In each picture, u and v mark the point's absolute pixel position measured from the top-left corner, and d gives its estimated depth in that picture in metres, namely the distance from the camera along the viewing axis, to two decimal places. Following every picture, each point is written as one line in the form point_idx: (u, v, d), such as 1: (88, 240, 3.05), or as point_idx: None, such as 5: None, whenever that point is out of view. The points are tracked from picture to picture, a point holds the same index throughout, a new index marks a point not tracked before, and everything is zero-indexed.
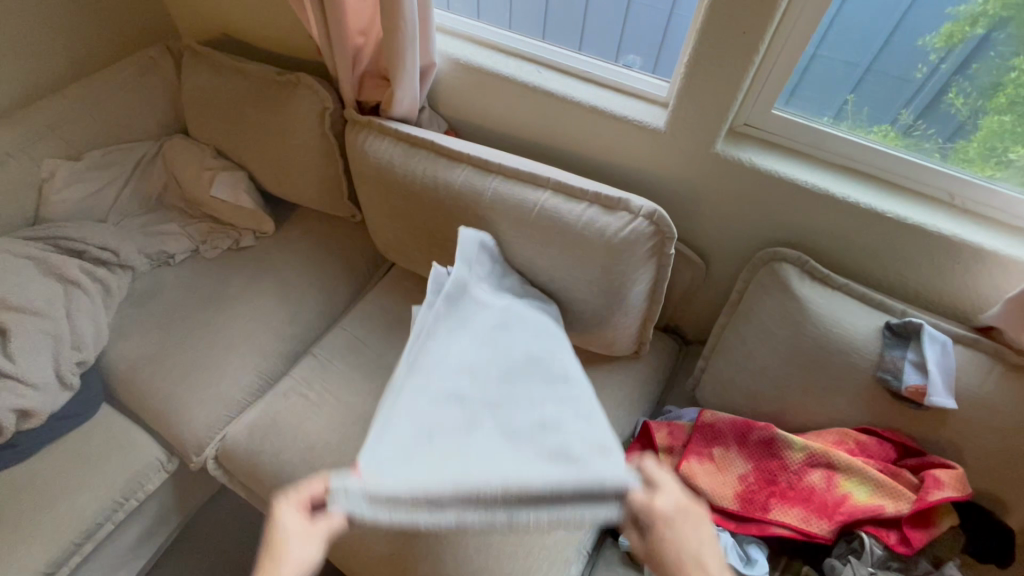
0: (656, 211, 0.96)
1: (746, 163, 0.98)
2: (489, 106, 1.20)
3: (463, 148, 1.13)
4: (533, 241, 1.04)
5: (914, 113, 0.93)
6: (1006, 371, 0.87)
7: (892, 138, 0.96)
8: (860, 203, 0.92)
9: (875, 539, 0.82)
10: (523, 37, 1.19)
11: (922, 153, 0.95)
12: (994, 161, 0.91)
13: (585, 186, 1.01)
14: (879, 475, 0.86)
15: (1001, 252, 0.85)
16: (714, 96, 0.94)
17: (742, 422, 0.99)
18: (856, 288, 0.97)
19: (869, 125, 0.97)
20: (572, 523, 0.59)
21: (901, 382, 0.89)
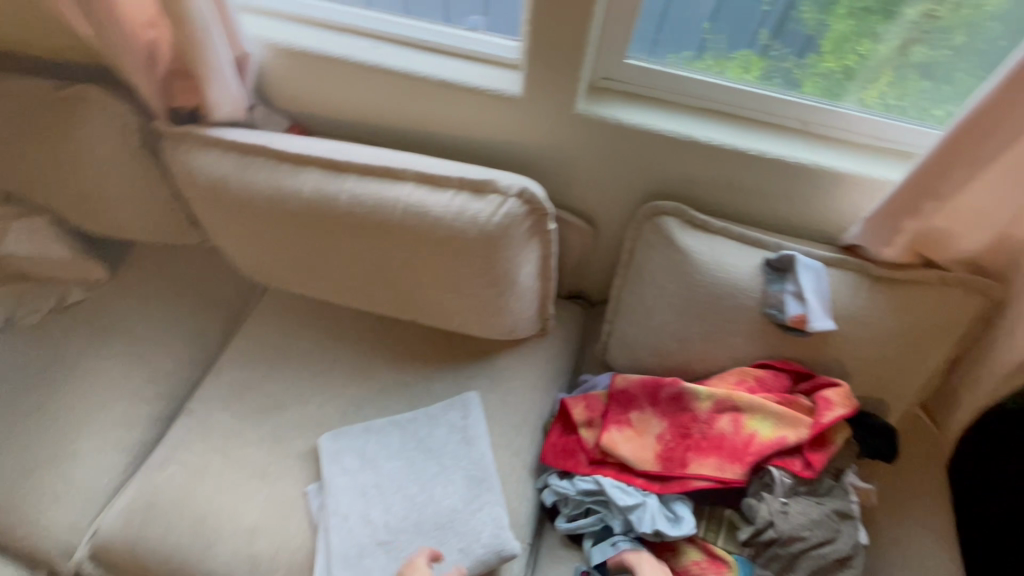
0: (527, 188, 0.89)
1: (611, 121, 0.93)
2: (328, 93, 1.05)
3: (306, 148, 0.98)
4: (404, 242, 0.95)
5: (770, 34, 0.90)
6: (872, 284, 0.92)
7: (751, 65, 0.93)
8: (724, 144, 0.91)
9: (783, 470, 0.86)
10: (349, 8, 1.03)
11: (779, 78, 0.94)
12: (840, 85, 0.92)
13: (446, 172, 0.92)
14: (778, 406, 0.90)
15: (854, 172, 0.88)
16: (566, 53, 0.86)
17: (652, 382, 1.00)
18: (733, 230, 0.97)
19: (730, 53, 0.93)
20: (450, 401, 1.07)
21: (784, 314, 0.91)
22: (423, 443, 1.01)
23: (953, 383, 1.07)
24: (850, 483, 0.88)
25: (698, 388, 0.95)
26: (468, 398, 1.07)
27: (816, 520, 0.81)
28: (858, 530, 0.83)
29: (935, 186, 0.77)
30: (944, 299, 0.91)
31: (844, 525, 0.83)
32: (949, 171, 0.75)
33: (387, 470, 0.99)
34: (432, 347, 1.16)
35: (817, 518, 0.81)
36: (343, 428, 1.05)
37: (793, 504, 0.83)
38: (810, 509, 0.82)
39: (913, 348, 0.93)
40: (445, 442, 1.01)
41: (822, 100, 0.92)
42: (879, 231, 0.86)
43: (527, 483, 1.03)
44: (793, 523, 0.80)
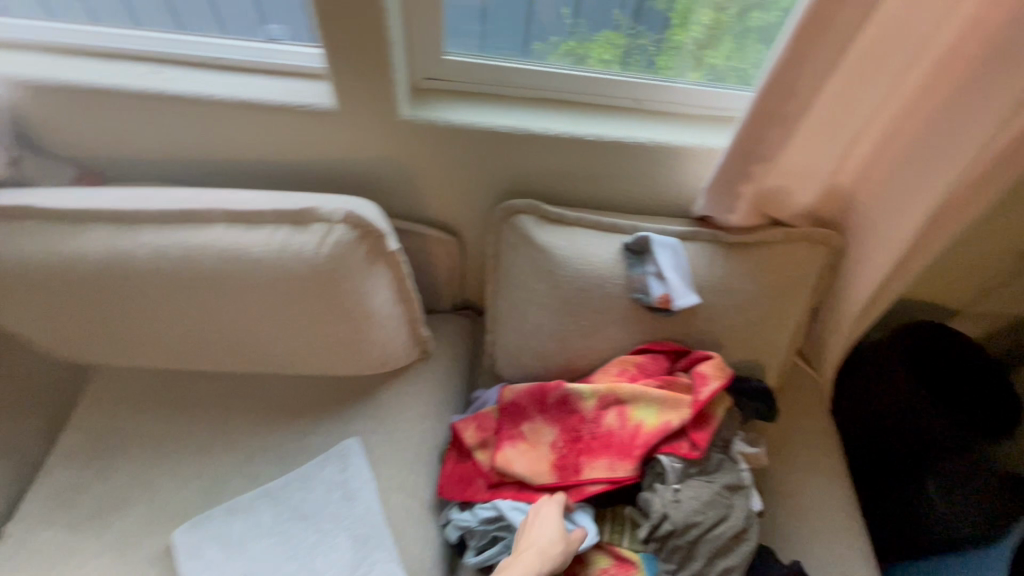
0: (353, 210, 0.79)
1: (440, 123, 0.86)
2: (114, 132, 0.89)
3: (88, 202, 0.82)
4: (228, 292, 0.82)
5: (630, 18, 0.86)
6: (726, 252, 0.93)
7: (614, 47, 0.88)
8: (559, 133, 0.87)
9: (672, 456, 0.84)
10: (120, 29, 0.88)
11: (643, 58, 0.89)
12: (672, 58, 0.89)
13: (257, 204, 0.80)
14: (660, 391, 0.88)
15: (689, 145, 0.87)
16: (369, 57, 0.77)
17: (538, 388, 0.95)
18: (589, 219, 0.94)
19: (588, 34, 0.88)
20: (328, 453, 0.97)
21: (650, 297, 0.90)
22: (299, 510, 0.91)
23: (816, 329, 1.11)
24: (736, 453, 0.88)
25: (583, 386, 0.92)
26: (348, 445, 0.98)
27: (707, 502, 0.80)
28: (748, 499, 0.83)
29: (758, 149, 0.76)
30: (792, 255, 0.94)
31: (734, 498, 0.83)
32: (765, 132, 0.74)
33: (258, 550, 0.88)
34: (302, 397, 1.04)
35: (708, 498, 0.80)
36: (202, 511, 0.92)
37: (685, 489, 0.81)
38: (700, 491, 0.81)
39: (774, 306, 0.95)
40: (324, 503, 0.92)
41: (653, 76, 0.90)
42: (720, 199, 0.86)
43: (428, 522, 0.94)
44: (686, 510, 0.79)
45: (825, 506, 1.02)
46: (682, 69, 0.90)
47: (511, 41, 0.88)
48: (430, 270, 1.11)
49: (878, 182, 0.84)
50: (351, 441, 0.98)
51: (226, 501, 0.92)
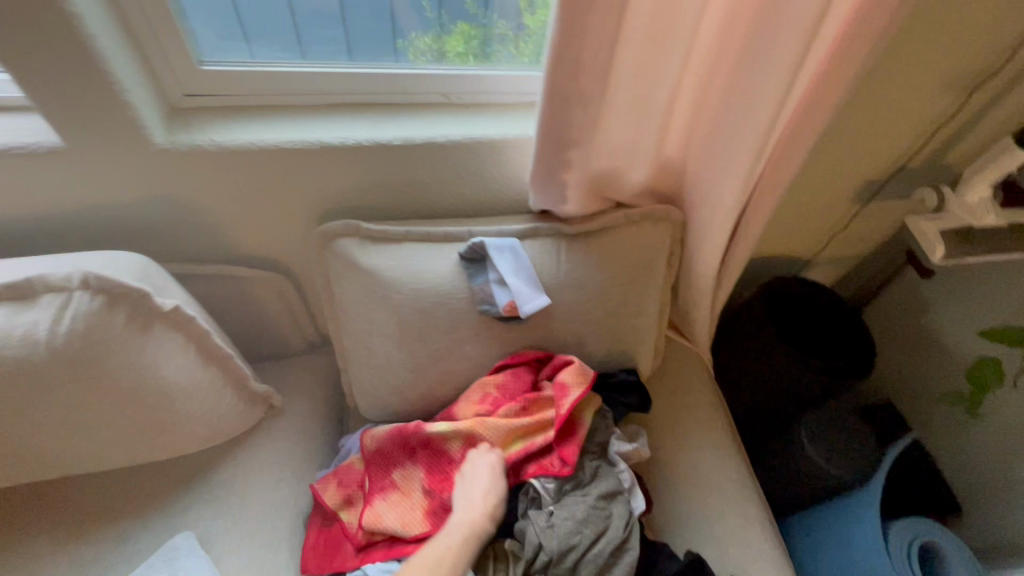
0: (89, 273, 0.66)
1: (206, 146, 0.71)
2: None
3: None
4: None
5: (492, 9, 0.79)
6: (569, 245, 0.87)
7: (469, 41, 0.82)
8: (361, 141, 0.76)
9: (543, 478, 0.78)
10: None
11: (496, 50, 0.83)
12: (487, 47, 0.83)
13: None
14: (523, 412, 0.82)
15: (507, 137, 0.80)
16: (80, 81, 0.61)
17: (398, 431, 0.84)
18: (418, 232, 0.84)
19: (445, 25, 0.80)
20: (151, 558, 0.79)
21: (496, 307, 0.82)
22: None
23: (680, 304, 1.10)
24: (613, 454, 0.84)
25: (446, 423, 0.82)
26: (178, 541, 0.81)
27: (583, 519, 0.75)
28: (629, 503, 0.79)
29: (568, 135, 0.70)
30: (639, 236, 0.90)
31: (613, 506, 0.78)
32: (567, 117, 0.68)
33: None
34: (115, 497, 0.85)
35: (584, 515, 0.75)
36: None
37: (560, 510, 0.76)
38: (575, 508, 0.76)
39: (629, 292, 0.91)
40: None
41: (469, 65, 0.83)
42: (547, 191, 0.80)
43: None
44: (561, 534, 0.73)
45: (715, 480, 1.03)
46: (501, 54, 0.84)
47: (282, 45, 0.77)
48: (262, 314, 0.96)
49: (699, 153, 0.81)
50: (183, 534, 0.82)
51: None
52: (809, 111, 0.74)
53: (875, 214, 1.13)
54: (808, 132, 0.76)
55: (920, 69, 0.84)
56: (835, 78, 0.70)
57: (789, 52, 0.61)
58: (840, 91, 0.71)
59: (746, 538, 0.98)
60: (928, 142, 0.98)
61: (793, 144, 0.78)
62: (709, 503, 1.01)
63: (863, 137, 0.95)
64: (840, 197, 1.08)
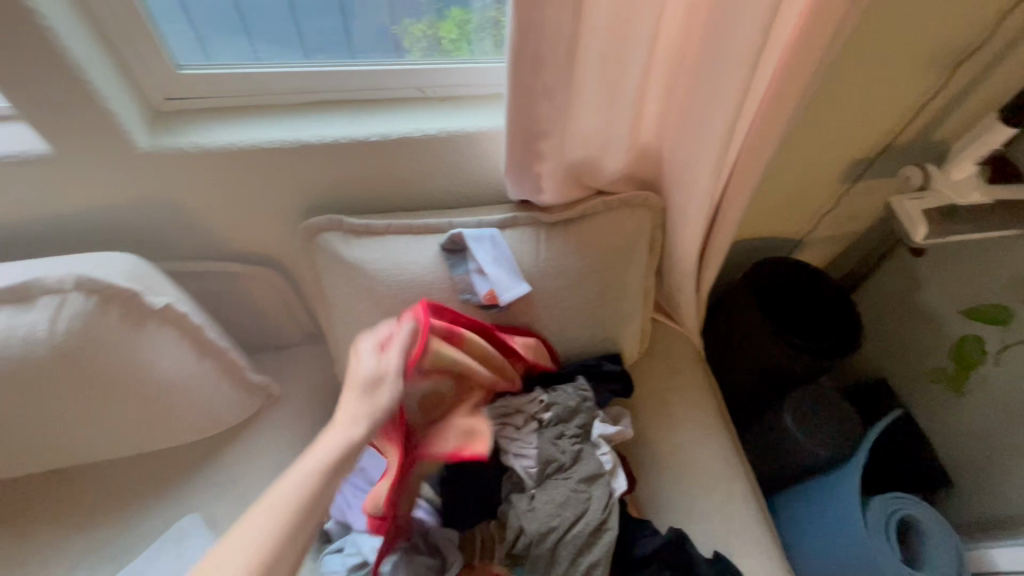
0: (80, 274, 0.69)
1: (187, 148, 0.73)
2: None
3: None
4: None
5: None
6: (548, 233, 0.89)
7: (458, 27, 0.82)
8: (337, 138, 0.78)
9: (524, 460, 0.81)
10: None
11: (486, 34, 0.82)
12: (466, 40, 0.83)
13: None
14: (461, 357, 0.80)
15: (483, 129, 0.81)
16: (61, 90, 0.64)
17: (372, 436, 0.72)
18: (400, 224, 0.86)
19: (441, 10, 0.80)
20: (159, 540, 0.85)
21: (476, 295, 0.84)
22: None
23: (666, 288, 1.11)
24: (597, 437, 0.85)
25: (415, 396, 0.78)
26: (184, 524, 0.86)
27: (562, 502, 0.78)
28: (609, 486, 0.82)
29: (537, 127, 0.73)
30: (618, 222, 0.91)
31: (593, 489, 0.81)
32: (533, 106, 0.69)
33: None
34: (124, 483, 0.90)
35: (563, 499, 0.78)
36: None
37: (541, 494, 0.79)
38: (554, 494, 0.79)
39: (610, 277, 0.93)
40: None
41: (448, 59, 0.84)
42: (522, 180, 0.82)
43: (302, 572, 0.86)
44: (541, 518, 0.77)
45: (701, 458, 1.05)
46: (481, 47, 0.84)
47: (260, 45, 0.78)
48: (257, 308, 1.00)
49: (673, 138, 0.82)
50: (190, 517, 0.87)
51: None
52: (778, 94, 0.75)
53: (864, 193, 1.12)
54: (778, 114, 0.76)
55: (897, 45, 0.84)
56: (801, 59, 0.70)
57: (747, 37, 0.62)
58: (806, 74, 0.71)
59: (730, 514, 1.01)
60: (912, 119, 0.97)
61: (764, 128, 0.79)
62: (695, 481, 1.03)
63: (843, 116, 0.94)
64: (826, 176, 1.07)
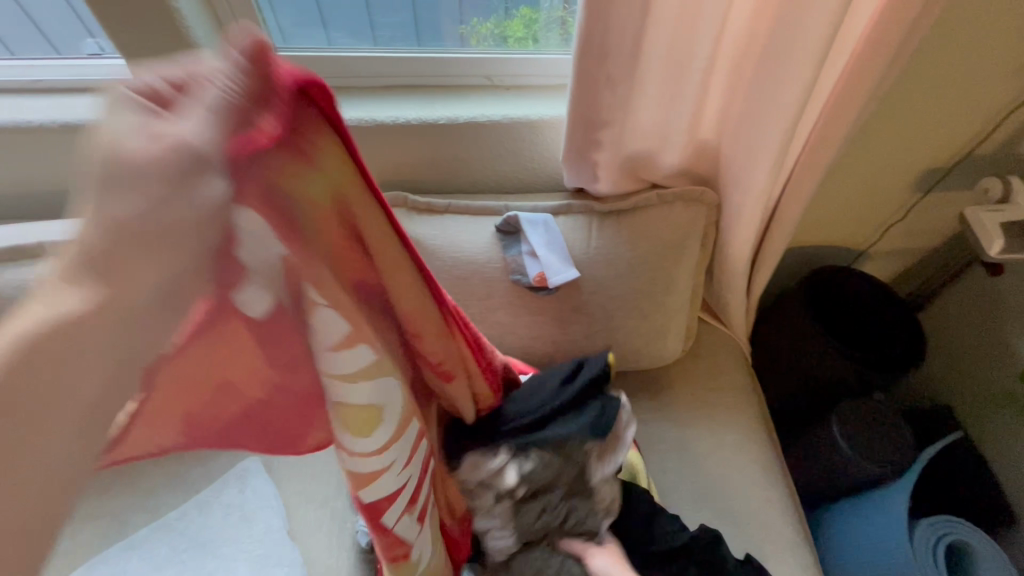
0: None
1: None
2: None
3: None
4: None
5: None
6: (601, 222, 0.92)
7: (525, 23, 0.88)
8: (409, 119, 0.84)
9: (495, 542, 0.73)
10: None
11: (551, 29, 0.88)
12: (534, 34, 0.89)
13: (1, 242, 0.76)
14: (372, 263, 0.46)
15: (544, 117, 0.85)
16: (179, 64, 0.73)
17: (254, 401, 0.49)
18: (460, 205, 0.91)
19: (509, 10, 0.87)
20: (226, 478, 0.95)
21: (527, 276, 0.89)
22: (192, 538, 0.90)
23: (716, 288, 1.11)
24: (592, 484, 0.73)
25: (404, 447, 0.54)
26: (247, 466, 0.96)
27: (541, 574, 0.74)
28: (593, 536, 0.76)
29: (597, 116, 0.76)
30: (671, 216, 0.92)
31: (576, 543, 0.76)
32: (595, 95, 0.73)
33: None
34: None
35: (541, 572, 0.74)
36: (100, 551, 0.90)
37: (518, 564, 0.75)
38: (534, 564, 0.74)
39: (659, 270, 0.94)
40: (219, 526, 0.91)
41: (516, 51, 0.89)
42: (579, 169, 0.85)
43: (346, 520, 0.90)
44: None
45: (738, 461, 1.05)
46: (547, 41, 0.89)
47: (351, 34, 0.89)
48: None
49: (733, 134, 0.82)
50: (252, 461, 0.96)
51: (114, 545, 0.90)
52: (845, 94, 0.74)
53: (936, 205, 1.08)
54: (845, 114, 0.75)
55: (979, 48, 0.81)
56: (872, 57, 0.70)
57: (814, 32, 0.62)
58: (874, 74, 0.71)
59: (765, 519, 1.00)
60: (995, 127, 0.92)
61: (828, 128, 0.78)
62: (732, 485, 1.03)
63: (916, 121, 0.92)
64: (895, 184, 1.04)
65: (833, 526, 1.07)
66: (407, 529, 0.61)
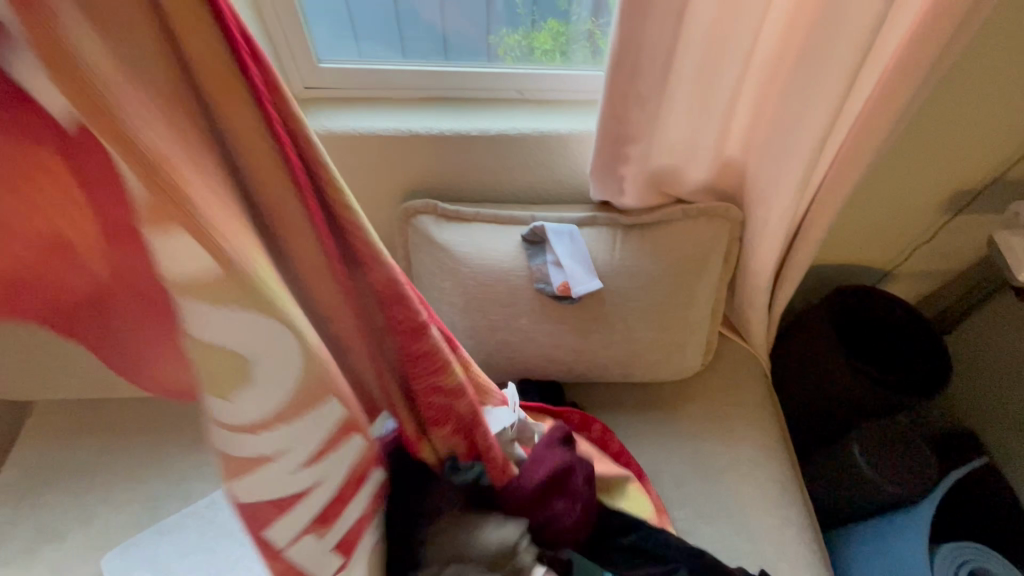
0: None
1: (319, 130, 0.86)
2: None
3: None
4: None
5: (577, 7, 0.87)
6: (625, 234, 0.93)
7: (554, 38, 0.90)
8: (444, 132, 0.88)
9: None
10: None
11: (578, 43, 0.90)
12: (562, 48, 0.91)
13: None
14: (243, 172, 0.39)
15: (573, 132, 0.88)
16: None
17: (104, 275, 0.37)
18: (487, 214, 0.94)
19: (537, 22, 0.89)
20: None
21: (551, 285, 0.91)
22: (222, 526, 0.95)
23: (737, 304, 1.11)
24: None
25: (300, 451, 0.45)
26: None
27: None
28: None
29: (626, 132, 0.78)
30: (695, 231, 0.94)
31: None
32: (625, 111, 0.75)
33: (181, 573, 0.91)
34: None
35: None
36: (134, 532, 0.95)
37: None
38: None
39: (681, 283, 0.95)
40: None
41: (545, 65, 0.92)
42: (606, 182, 0.87)
43: None
44: None
45: (755, 477, 1.05)
46: (576, 55, 0.92)
47: (381, 48, 0.91)
48: None
49: (759, 151, 0.83)
50: None
51: (148, 528, 0.95)
52: (874, 113, 0.75)
53: (964, 227, 1.07)
54: (872, 133, 0.76)
55: (1007, 72, 0.82)
56: (901, 77, 0.71)
57: (843, 53, 0.64)
58: (903, 93, 0.72)
59: (780, 536, 0.99)
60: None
61: (857, 144, 0.79)
62: (748, 500, 1.02)
63: (944, 142, 0.92)
64: (922, 204, 1.03)
65: (850, 542, 1.07)
66: (289, 527, 0.48)
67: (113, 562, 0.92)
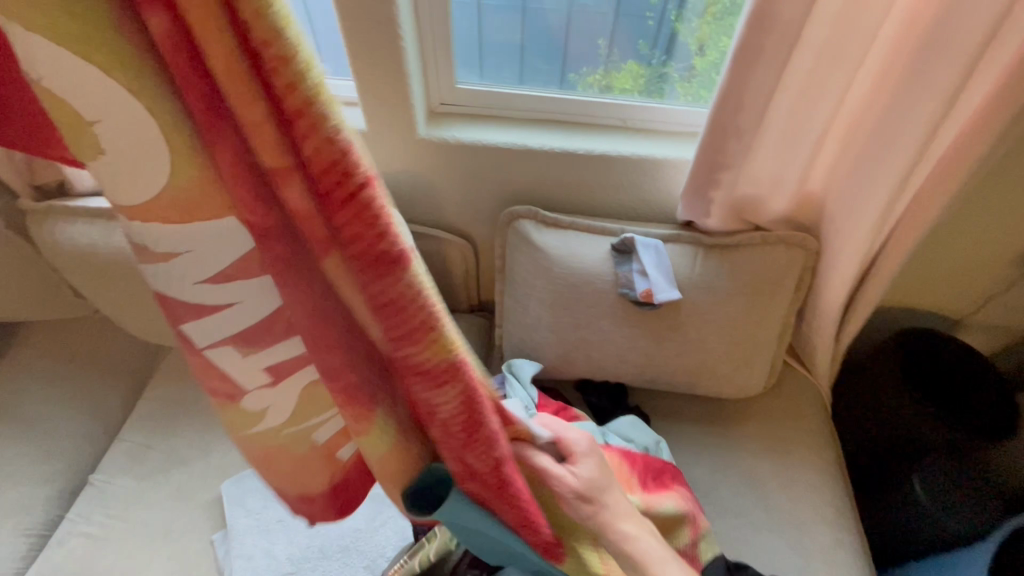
0: None
1: (451, 139, 1.02)
2: None
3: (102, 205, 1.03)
4: None
5: (658, 51, 1.02)
6: (706, 253, 1.03)
7: (638, 76, 1.05)
8: (557, 149, 1.01)
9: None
10: None
11: (657, 84, 1.05)
12: (654, 85, 1.06)
13: None
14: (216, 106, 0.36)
15: (671, 157, 1.00)
16: (390, 87, 0.94)
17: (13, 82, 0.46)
18: (582, 223, 1.06)
19: (615, 64, 1.05)
20: None
21: (634, 291, 1.01)
22: None
23: (805, 333, 1.17)
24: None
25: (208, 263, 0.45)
26: None
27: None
28: None
29: (721, 159, 0.89)
30: (774, 255, 1.02)
31: None
32: (724, 143, 0.86)
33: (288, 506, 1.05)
34: None
35: None
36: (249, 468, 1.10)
37: None
38: None
39: (756, 301, 1.04)
40: None
41: (640, 98, 1.06)
42: (694, 204, 0.98)
43: None
44: None
45: (811, 499, 1.09)
46: (671, 93, 1.06)
47: (489, 72, 1.07)
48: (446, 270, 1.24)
49: (839, 187, 0.92)
50: None
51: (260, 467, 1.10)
52: (953, 159, 0.83)
53: None
54: (953, 176, 0.83)
55: None
56: (983, 130, 0.78)
57: (930, 105, 0.72)
58: (981, 145, 0.79)
59: (832, 559, 1.03)
60: None
61: (936, 187, 0.86)
62: (800, 518, 1.07)
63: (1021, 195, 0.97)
64: (996, 254, 1.08)
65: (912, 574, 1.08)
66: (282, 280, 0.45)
67: (232, 491, 1.06)
